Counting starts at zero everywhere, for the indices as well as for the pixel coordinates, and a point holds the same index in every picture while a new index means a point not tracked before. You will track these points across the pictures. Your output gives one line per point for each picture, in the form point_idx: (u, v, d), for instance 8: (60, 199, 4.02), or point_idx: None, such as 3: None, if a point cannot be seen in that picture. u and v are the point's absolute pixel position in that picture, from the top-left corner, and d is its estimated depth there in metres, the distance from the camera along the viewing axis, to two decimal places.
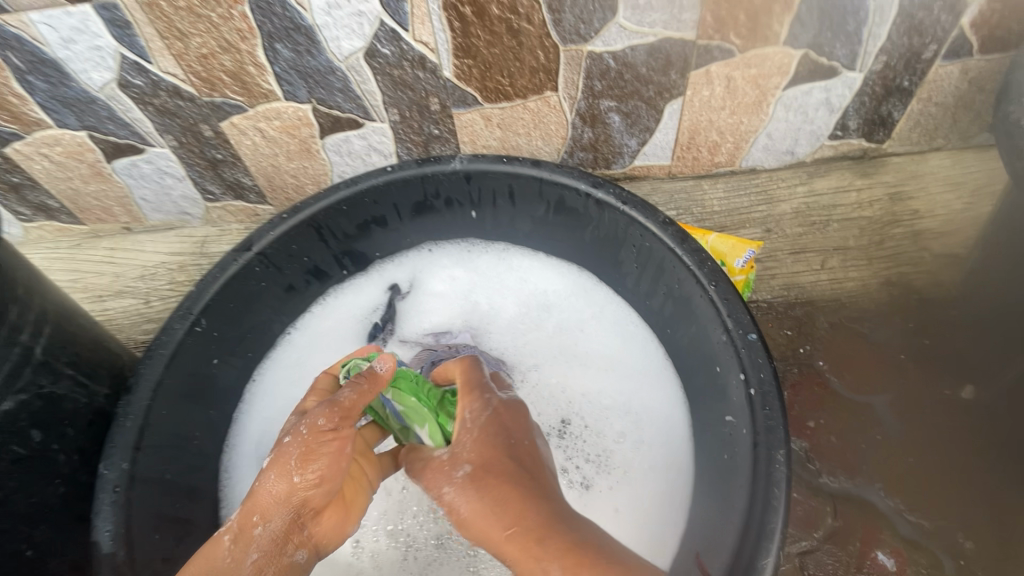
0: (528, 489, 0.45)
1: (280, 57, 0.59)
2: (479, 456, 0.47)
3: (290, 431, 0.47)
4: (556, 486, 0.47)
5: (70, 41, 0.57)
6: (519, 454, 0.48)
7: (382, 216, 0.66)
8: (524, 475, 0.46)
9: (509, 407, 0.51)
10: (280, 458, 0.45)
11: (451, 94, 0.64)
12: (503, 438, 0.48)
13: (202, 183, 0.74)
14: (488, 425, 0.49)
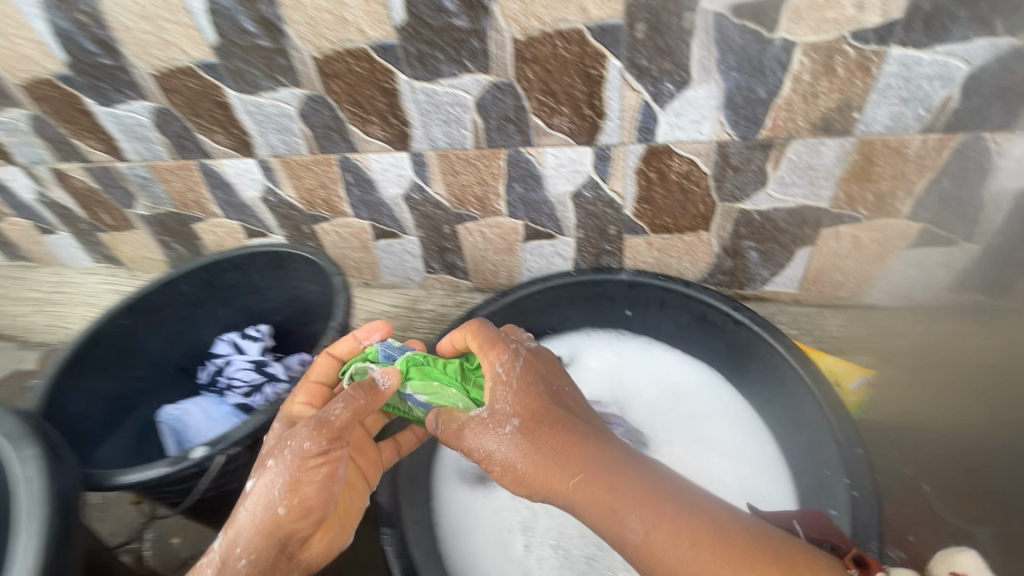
0: (567, 432, 0.60)
1: (513, 191, 0.86)
2: (524, 409, 0.61)
3: (272, 455, 0.58)
4: (585, 421, 0.63)
5: (385, 170, 0.88)
6: (556, 400, 0.63)
7: (560, 305, 0.88)
8: (566, 414, 0.62)
9: (530, 364, 0.66)
10: (267, 489, 0.56)
11: (625, 224, 0.86)
12: (541, 386, 0.64)
13: (430, 261, 1.02)
14: (521, 378, 0.64)
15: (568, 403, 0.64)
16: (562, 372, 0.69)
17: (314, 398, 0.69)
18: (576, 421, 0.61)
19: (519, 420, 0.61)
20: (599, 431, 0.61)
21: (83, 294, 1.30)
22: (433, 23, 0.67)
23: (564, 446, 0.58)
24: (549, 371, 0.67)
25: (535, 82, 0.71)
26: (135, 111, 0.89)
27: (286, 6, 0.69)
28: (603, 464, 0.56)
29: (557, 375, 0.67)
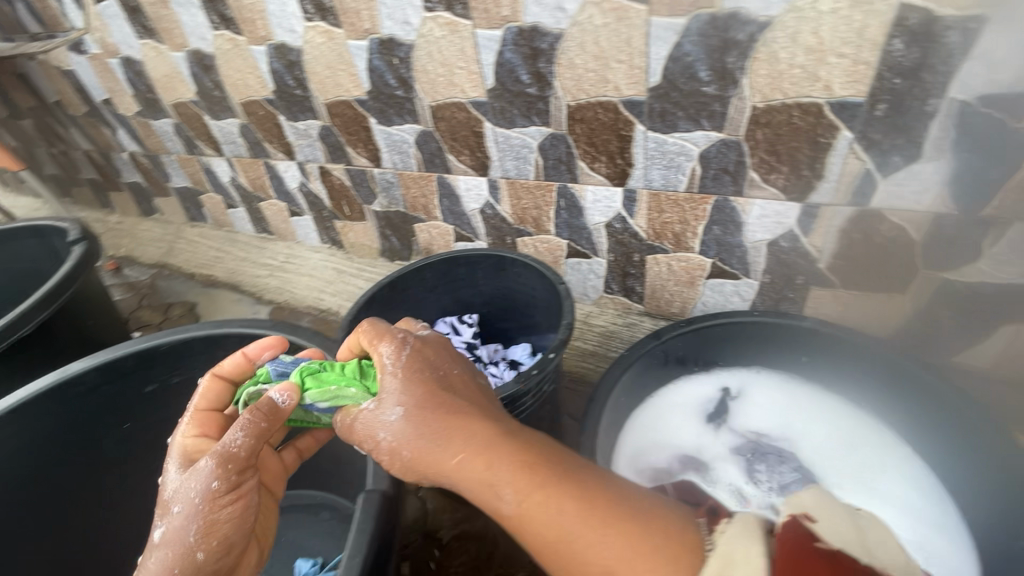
0: (457, 422, 0.57)
1: (711, 232, 0.95)
2: (411, 397, 0.59)
3: (182, 499, 0.56)
4: (475, 404, 0.60)
5: (596, 200, 1.02)
6: (442, 383, 0.61)
7: (738, 340, 0.95)
8: (450, 397, 0.59)
9: (417, 349, 0.64)
10: (179, 534, 0.54)
11: (815, 277, 0.92)
12: (429, 373, 0.61)
13: (611, 282, 1.15)
14: (408, 363, 0.62)
15: (460, 386, 0.62)
16: (457, 357, 0.66)
17: (204, 432, 0.66)
18: (459, 404, 0.59)
19: (408, 407, 0.58)
20: (481, 411, 0.59)
21: (307, 267, 1.60)
22: (683, 88, 0.81)
23: (442, 432, 0.56)
24: (443, 360, 0.65)
25: (762, 143, 0.81)
26: (405, 131, 1.13)
27: (561, 65, 0.87)
28: (485, 446, 0.55)
29: (449, 364, 0.64)
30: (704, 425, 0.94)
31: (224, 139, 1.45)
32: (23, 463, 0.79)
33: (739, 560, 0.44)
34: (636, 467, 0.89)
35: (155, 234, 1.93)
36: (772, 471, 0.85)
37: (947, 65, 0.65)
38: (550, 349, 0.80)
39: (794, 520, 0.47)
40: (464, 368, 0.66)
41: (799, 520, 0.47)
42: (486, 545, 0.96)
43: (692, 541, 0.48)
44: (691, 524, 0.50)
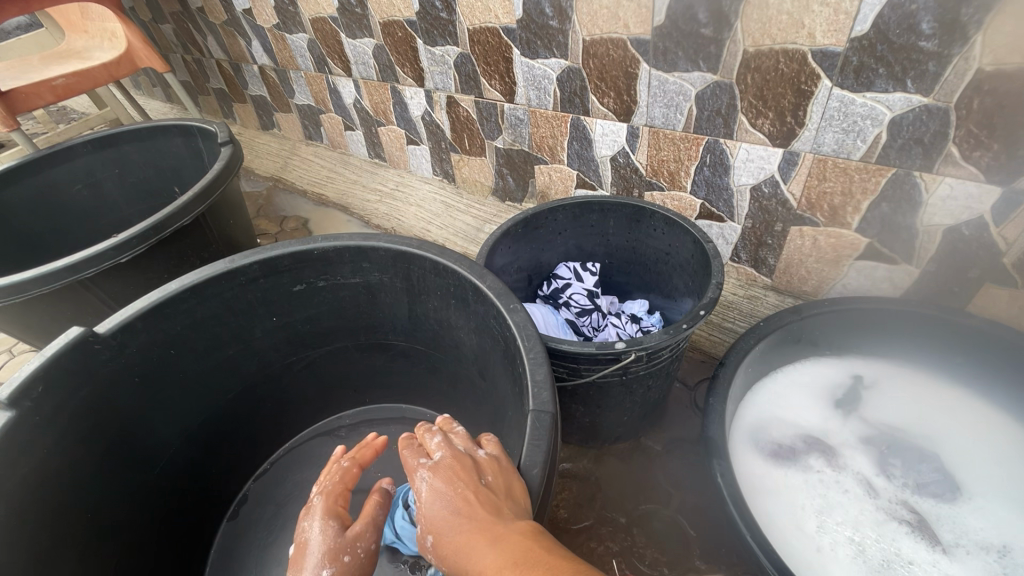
0: (468, 534, 0.49)
1: (877, 209, 0.88)
2: (432, 525, 0.52)
3: (351, 552, 0.60)
4: (492, 511, 0.50)
5: (748, 160, 0.96)
6: (461, 501, 0.52)
7: (885, 329, 0.89)
8: (456, 519, 0.51)
9: (438, 469, 0.55)
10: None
11: (994, 273, 0.83)
12: (445, 494, 0.53)
13: (740, 250, 1.09)
14: (427, 489, 0.54)
15: (479, 496, 0.51)
16: (466, 468, 0.55)
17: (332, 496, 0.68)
18: (461, 524, 0.50)
19: (430, 534, 0.52)
20: (484, 523, 0.49)
21: (415, 196, 1.63)
22: (894, 41, 0.72)
23: (455, 555, 0.49)
24: (455, 476, 0.54)
25: (977, 113, 0.72)
26: (550, 66, 1.09)
27: (750, 4, 0.80)
28: (482, 565, 0.47)
29: (455, 477, 0.54)
30: (832, 409, 0.90)
31: (355, 60, 1.47)
32: (197, 336, 0.88)
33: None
34: (757, 438, 0.87)
35: (272, 148, 2.02)
36: (907, 468, 0.81)
37: None
38: (700, 306, 0.76)
39: None
40: (479, 471, 0.54)
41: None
42: (589, 487, 0.95)
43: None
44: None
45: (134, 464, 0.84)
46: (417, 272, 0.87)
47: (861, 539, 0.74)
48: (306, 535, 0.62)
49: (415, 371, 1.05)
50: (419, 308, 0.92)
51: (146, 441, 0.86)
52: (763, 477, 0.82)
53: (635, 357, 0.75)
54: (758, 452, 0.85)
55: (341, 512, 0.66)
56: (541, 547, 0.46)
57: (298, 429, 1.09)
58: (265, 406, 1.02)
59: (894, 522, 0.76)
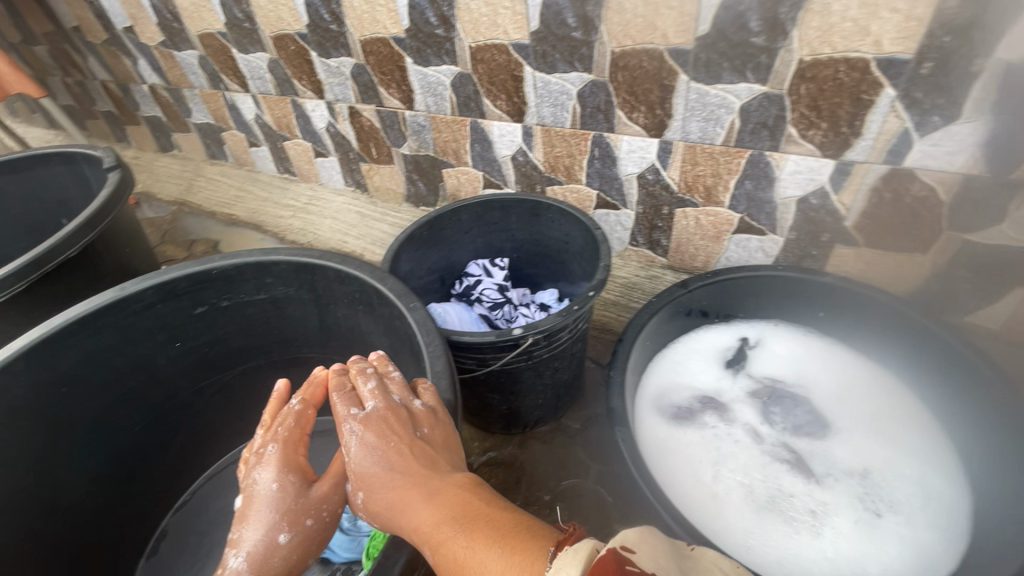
0: (405, 488, 0.55)
1: (742, 187, 0.98)
2: (366, 479, 0.57)
3: (314, 515, 0.61)
4: (426, 466, 0.56)
5: (630, 151, 1.04)
6: (395, 456, 0.57)
7: (761, 293, 0.99)
8: (391, 474, 0.56)
9: (371, 422, 0.59)
10: (305, 543, 0.60)
11: (840, 234, 0.95)
12: (378, 450, 0.58)
13: (637, 234, 1.18)
14: (360, 445, 0.58)
15: (415, 451, 0.57)
16: (401, 421, 0.59)
17: (288, 443, 0.65)
18: (396, 479, 0.56)
19: (365, 487, 0.57)
20: (420, 479, 0.55)
21: (330, 208, 1.62)
22: (731, 38, 0.81)
23: (389, 509, 0.55)
24: (388, 429, 0.58)
25: (805, 98, 0.83)
26: (442, 73, 1.13)
27: (610, 9, 0.87)
28: (417, 517, 0.53)
29: (390, 429, 0.58)
30: (722, 369, 1.00)
31: (250, 74, 1.44)
32: (92, 370, 0.84)
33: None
34: (660, 404, 0.95)
35: (173, 170, 1.92)
36: (786, 413, 0.91)
37: (999, 24, 0.66)
38: (590, 287, 0.83)
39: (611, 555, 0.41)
40: (415, 424, 0.59)
41: (619, 554, 0.41)
42: (514, 471, 0.99)
43: (542, 570, 0.43)
44: (546, 548, 0.45)
45: (33, 510, 0.80)
46: (321, 282, 0.88)
47: (751, 482, 0.83)
48: (264, 489, 0.61)
49: None
50: (330, 317, 0.93)
51: (43, 486, 0.81)
52: (665, 439, 0.90)
53: (534, 341, 0.81)
54: (660, 416, 0.93)
55: (300, 461, 0.65)
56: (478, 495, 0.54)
57: (217, 454, 1.06)
58: (175, 436, 0.98)
59: (777, 464, 0.85)
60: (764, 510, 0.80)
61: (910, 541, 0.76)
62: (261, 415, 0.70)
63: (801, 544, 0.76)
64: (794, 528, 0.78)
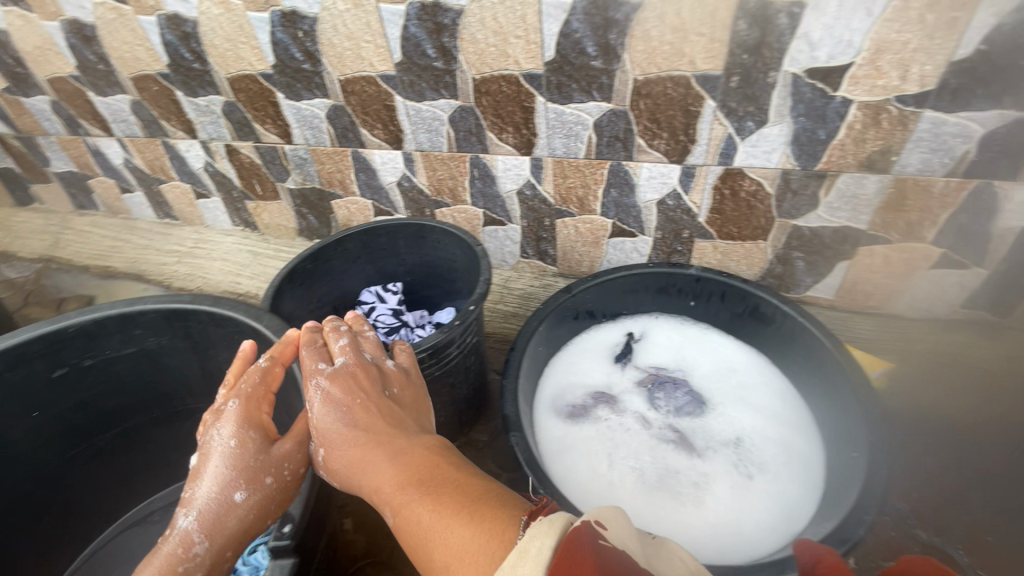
0: (370, 441, 0.62)
1: (609, 196, 1.07)
2: (331, 432, 0.64)
3: (272, 474, 0.65)
4: (390, 424, 0.64)
5: (507, 170, 1.10)
6: (363, 411, 0.65)
7: (638, 290, 1.08)
8: (354, 433, 0.64)
9: (338, 381, 0.67)
10: (262, 501, 0.65)
11: (697, 230, 1.06)
12: (345, 405, 0.66)
13: (526, 247, 1.24)
14: (329, 401, 0.66)
15: (379, 408, 0.66)
16: (368, 379, 0.68)
17: (251, 401, 0.69)
18: (359, 437, 0.63)
19: (332, 440, 0.64)
20: (385, 433, 0.63)
21: (219, 249, 1.55)
22: (574, 62, 0.89)
23: (352, 466, 0.62)
24: (356, 385, 0.67)
25: (645, 113, 0.92)
26: (316, 106, 1.14)
27: (464, 40, 0.93)
28: (379, 475, 0.60)
29: (358, 385, 0.67)
30: (612, 364, 1.06)
31: (113, 118, 1.36)
32: None
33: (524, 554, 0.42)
34: (558, 405, 0.99)
35: (34, 225, 1.74)
36: (669, 397, 0.99)
37: (780, 43, 0.78)
38: (471, 302, 0.87)
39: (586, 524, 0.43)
40: (383, 384, 0.69)
41: (592, 524, 0.43)
42: None
43: (513, 538, 0.47)
44: (518, 519, 0.49)
45: None
46: (196, 327, 0.85)
47: (642, 464, 0.90)
48: (223, 446, 0.65)
49: None
50: (212, 362, 0.89)
51: None
52: (563, 437, 0.94)
53: (419, 360, 0.83)
54: (558, 415, 0.97)
55: (262, 419, 0.68)
56: (444, 458, 0.60)
57: (97, 530, 0.97)
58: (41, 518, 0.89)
59: (663, 445, 0.92)
60: (655, 489, 0.86)
61: (777, 497, 0.85)
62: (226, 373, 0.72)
63: (687, 516, 0.83)
64: (682, 501, 0.85)
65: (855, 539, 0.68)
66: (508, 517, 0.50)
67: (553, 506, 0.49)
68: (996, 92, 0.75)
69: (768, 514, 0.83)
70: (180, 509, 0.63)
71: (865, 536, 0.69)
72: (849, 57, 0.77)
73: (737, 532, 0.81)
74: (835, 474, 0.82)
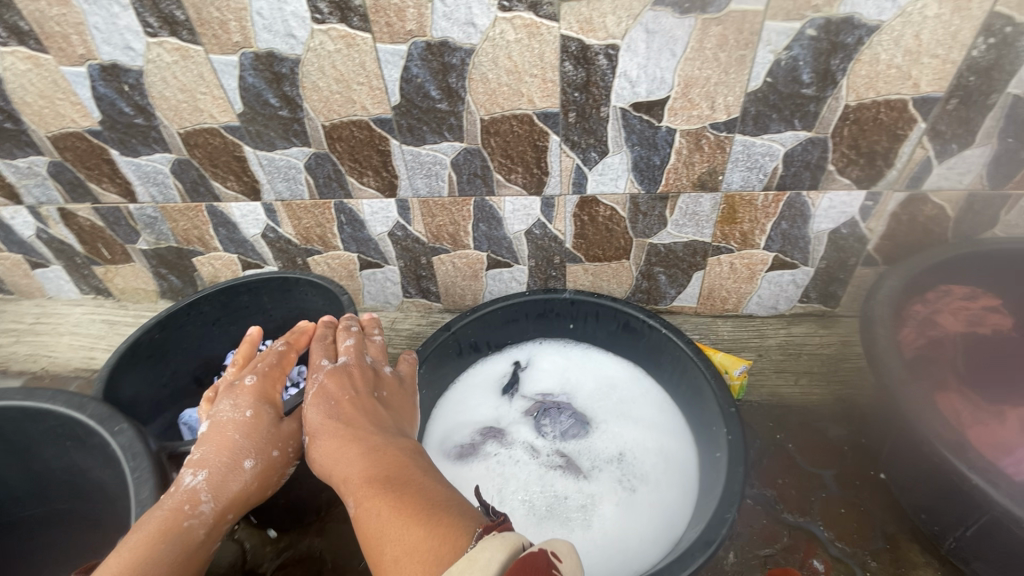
0: (356, 431, 0.68)
1: (479, 230, 1.09)
2: (325, 419, 0.70)
3: (280, 448, 0.71)
4: (377, 420, 0.70)
5: (374, 213, 1.08)
6: (356, 404, 0.71)
7: (518, 319, 1.09)
8: (341, 426, 0.69)
9: (340, 374, 0.74)
10: (266, 471, 0.69)
11: (567, 255, 1.10)
12: (343, 394, 0.72)
13: (407, 287, 1.22)
14: (332, 387, 0.73)
15: (371, 404, 0.72)
16: (363, 378, 0.75)
17: (267, 378, 0.76)
18: (345, 429, 0.68)
19: (323, 425, 0.69)
20: (364, 429, 0.68)
21: (66, 323, 1.38)
22: (420, 105, 0.91)
23: (328, 458, 0.66)
24: (352, 381, 0.74)
25: (497, 150, 0.95)
26: (157, 161, 1.05)
27: (306, 88, 0.91)
28: (350, 467, 0.64)
29: (353, 380, 0.74)
30: (501, 396, 1.06)
31: None
32: None
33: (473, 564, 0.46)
34: (447, 447, 0.97)
35: None
36: (554, 422, 0.99)
37: (604, 81, 0.84)
38: None
39: (542, 551, 0.48)
40: (375, 386, 0.76)
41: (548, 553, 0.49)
42: (314, 566, 0.93)
43: (467, 545, 0.51)
44: (473, 532, 0.53)
45: None
46: (6, 427, 0.74)
47: (527, 493, 0.91)
48: (236, 415, 0.70)
49: (48, 537, 0.84)
50: (34, 463, 0.77)
51: None
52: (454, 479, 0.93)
53: None
54: (447, 458, 0.96)
55: (274, 397, 0.74)
56: (413, 463, 0.65)
57: None
58: None
59: (552, 471, 0.93)
60: (544, 519, 0.87)
61: (657, 506, 0.88)
62: (236, 353, 0.78)
63: (575, 540, 0.85)
64: (570, 525, 0.87)
65: (718, 540, 0.72)
66: (462, 526, 0.54)
67: (508, 525, 0.53)
68: (787, 116, 0.85)
69: (650, 525, 0.86)
70: (187, 469, 0.66)
71: (726, 537, 0.73)
72: (665, 92, 0.85)
73: (622, 546, 0.84)
74: (705, 476, 0.86)
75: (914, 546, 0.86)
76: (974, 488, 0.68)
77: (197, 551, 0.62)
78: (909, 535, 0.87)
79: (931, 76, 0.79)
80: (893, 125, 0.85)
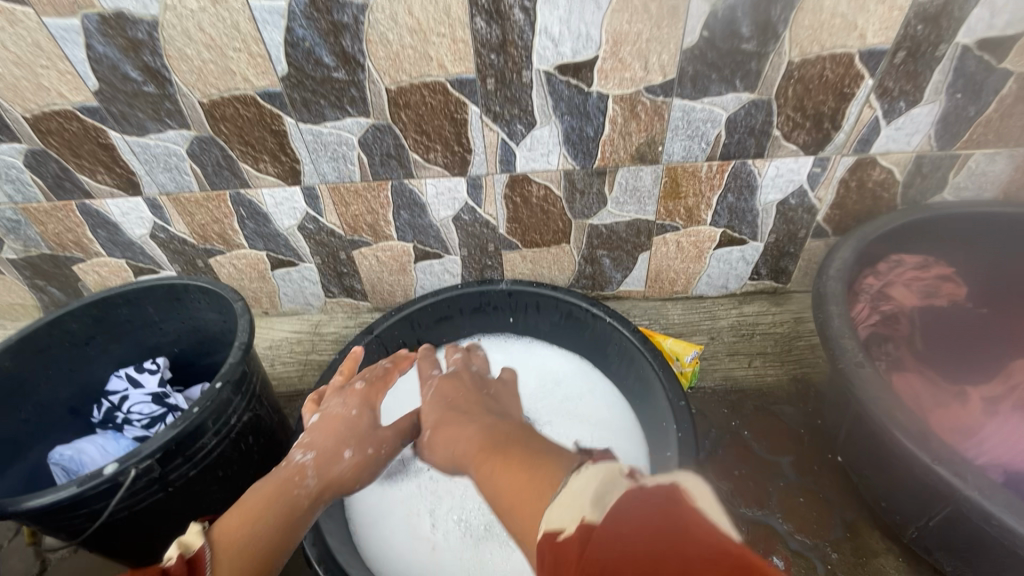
0: (467, 414, 0.63)
1: (401, 218, 0.97)
2: (437, 412, 0.67)
3: (375, 446, 0.70)
4: (491, 407, 0.66)
5: (278, 204, 0.95)
6: (467, 397, 0.69)
7: (451, 315, 0.98)
8: (451, 412, 0.66)
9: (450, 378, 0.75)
10: (365, 464, 0.68)
11: (501, 242, 1.00)
12: (455, 389, 0.71)
13: (328, 285, 1.09)
14: (444, 386, 0.73)
15: (485, 397, 0.70)
16: (470, 379, 0.76)
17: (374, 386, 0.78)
18: (453, 413, 0.65)
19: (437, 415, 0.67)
20: (476, 412, 0.64)
21: None
22: (313, 75, 0.77)
23: (438, 440, 0.62)
24: (460, 380, 0.74)
25: (410, 126, 0.83)
26: (5, 154, 0.88)
27: (171, 57, 0.76)
28: (461, 441, 0.58)
29: (462, 382, 0.74)
30: None
31: None
32: None
33: (579, 497, 0.38)
34: None
35: None
36: None
37: (523, 40, 0.73)
38: (218, 380, 0.70)
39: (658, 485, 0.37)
40: (483, 386, 0.74)
41: (678, 487, 0.36)
42: None
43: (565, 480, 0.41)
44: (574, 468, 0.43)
45: None
46: None
47: (464, 513, 0.81)
48: (345, 411, 0.73)
49: None
50: None
51: None
52: (381, 500, 0.82)
53: (148, 472, 0.65)
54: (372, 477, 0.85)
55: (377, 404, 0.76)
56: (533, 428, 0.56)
57: None
58: None
59: None
60: (482, 539, 0.79)
61: None
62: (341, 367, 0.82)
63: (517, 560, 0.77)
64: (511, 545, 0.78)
65: None
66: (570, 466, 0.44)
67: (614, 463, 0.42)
68: (727, 76, 0.76)
69: None
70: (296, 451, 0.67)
71: None
72: (592, 51, 0.75)
73: None
74: None
75: (874, 532, 0.81)
76: (939, 479, 0.61)
77: (298, 524, 0.60)
78: (869, 522, 0.82)
79: (878, 25, 0.72)
80: (839, 82, 0.77)
